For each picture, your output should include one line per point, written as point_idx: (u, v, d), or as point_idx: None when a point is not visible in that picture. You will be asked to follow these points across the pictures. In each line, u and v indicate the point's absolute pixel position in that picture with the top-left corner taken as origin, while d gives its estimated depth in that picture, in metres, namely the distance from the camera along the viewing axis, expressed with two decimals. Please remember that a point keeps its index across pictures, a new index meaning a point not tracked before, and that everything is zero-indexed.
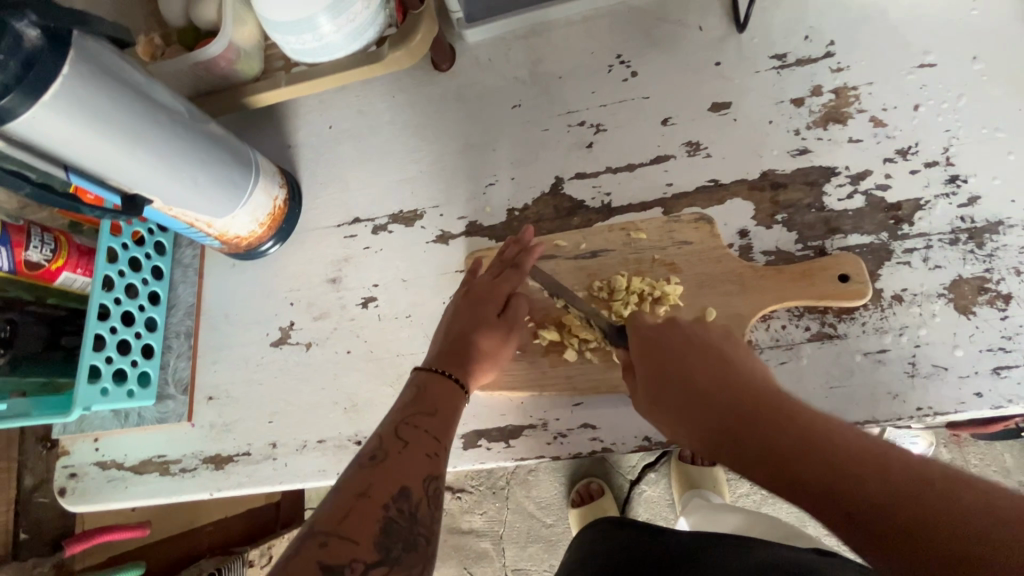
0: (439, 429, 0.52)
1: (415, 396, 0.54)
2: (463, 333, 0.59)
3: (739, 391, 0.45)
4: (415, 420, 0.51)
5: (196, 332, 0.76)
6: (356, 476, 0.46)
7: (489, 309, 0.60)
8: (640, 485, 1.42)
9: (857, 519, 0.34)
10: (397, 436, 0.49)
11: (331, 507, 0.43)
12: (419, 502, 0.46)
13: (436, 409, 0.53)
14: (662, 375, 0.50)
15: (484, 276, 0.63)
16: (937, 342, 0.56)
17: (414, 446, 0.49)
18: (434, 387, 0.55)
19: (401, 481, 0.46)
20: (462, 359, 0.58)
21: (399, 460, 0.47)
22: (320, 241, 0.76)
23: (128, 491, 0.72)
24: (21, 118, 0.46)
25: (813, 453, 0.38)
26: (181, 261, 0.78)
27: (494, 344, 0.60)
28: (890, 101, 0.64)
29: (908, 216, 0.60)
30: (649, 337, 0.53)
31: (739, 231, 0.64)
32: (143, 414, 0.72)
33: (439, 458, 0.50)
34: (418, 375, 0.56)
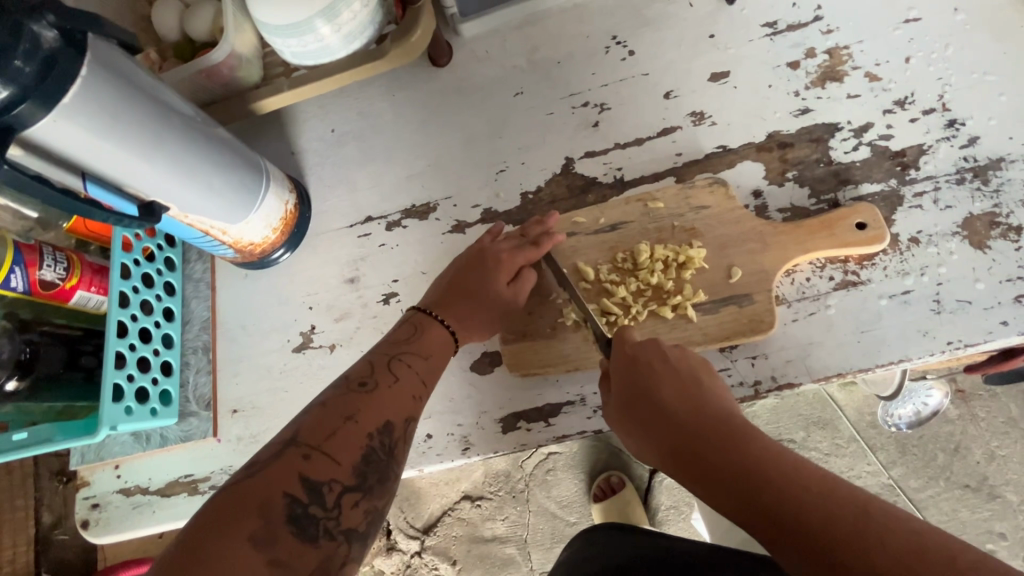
0: (427, 375, 0.53)
1: (412, 334, 0.56)
2: (468, 292, 0.61)
3: (708, 415, 0.47)
4: (407, 359, 0.53)
5: (214, 345, 0.74)
6: (343, 398, 0.46)
7: (499, 275, 0.61)
8: (660, 473, 1.41)
9: (808, 553, 0.36)
10: (389, 370, 0.51)
11: (315, 422, 0.44)
12: (398, 439, 0.47)
13: (429, 356, 0.55)
14: (635, 395, 0.51)
15: (501, 245, 0.63)
16: (958, 278, 0.58)
17: (403, 385, 0.50)
18: (430, 332, 0.57)
19: (387, 416, 0.47)
20: (461, 314, 0.60)
21: (386, 395, 0.48)
22: (335, 243, 0.76)
23: (156, 515, 0.69)
24: (39, 123, 0.45)
25: (773, 488, 0.40)
26: (192, 276, 0.76)
27: (494, 311, 0.61)
28: (882, 56, 0.67)
29: (913, 161, 0.62)
30: (623, 357, 0.53)
31: (753, 192, 0.65)
32: (166, 434, 0.70)
33: (421, 403, 0.51)
34: (416, 315, 0.59)
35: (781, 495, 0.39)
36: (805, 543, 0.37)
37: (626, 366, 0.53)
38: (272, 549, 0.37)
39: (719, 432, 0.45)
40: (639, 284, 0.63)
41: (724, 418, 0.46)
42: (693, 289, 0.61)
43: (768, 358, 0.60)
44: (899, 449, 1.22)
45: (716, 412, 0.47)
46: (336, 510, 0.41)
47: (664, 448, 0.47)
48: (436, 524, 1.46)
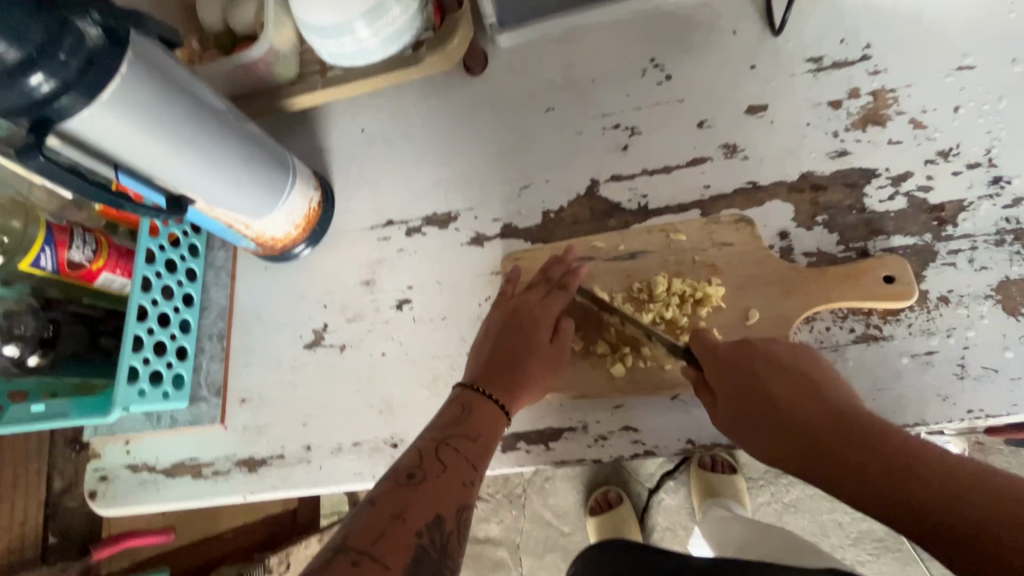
0: (478, 457, 0.50)
1: (461, 415, 0.53)
2: (511, 357, 0.58)
3: (825, 413, 0.46)
4: (456, 443, 0.50)
5: (229, 334, 0.76)
6: (390, 494, 0.44)
7: (538, 331, 0.60)
8: (659, 493, 1.40)
9: (953, 545, 0.36)
10: (437, 457, 0.48)
11: (364, 525, 0.42)
12: (451, 532, 0.44)
13: (479, 436, 0.52)
14: (743, 397, 0.51)
15: (532, 295, 0.62)
16: (986, 344, 0.56)
17: (452, 471, 0.48)
18: (479, 408, 0.54)
19: (436, 509, 0.44)
20: (509, 383, 0.57)
21: (435, 485, 0.46)
22: (354, 244, 0.76)
23: (160, 494, 0.71)
24: (79, 115, 0.46)
25: (911, 478, 0.39)
26: (214, 264, 0.78)
27: (541, 374, 0.59)
28: (929, 103, 0.64)
29: (951, 217, 0.60)
30: (720, 362, 0.53)
31: (779, 233, 0.64)
32: (176, 416, 0.72)
33: (473, 488, 0.48)
34: (463, 393, 0.55)
35: (918, 486, 0.38)
36: (949, 533, 0.36)
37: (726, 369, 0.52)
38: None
39: (841, 428, 0.44)
40: (653, 316, 0.62)
41: (842, 413, 0.45)
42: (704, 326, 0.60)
43: None
44: None
45: (832, 408, 0.46)
46: None
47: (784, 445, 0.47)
48: None
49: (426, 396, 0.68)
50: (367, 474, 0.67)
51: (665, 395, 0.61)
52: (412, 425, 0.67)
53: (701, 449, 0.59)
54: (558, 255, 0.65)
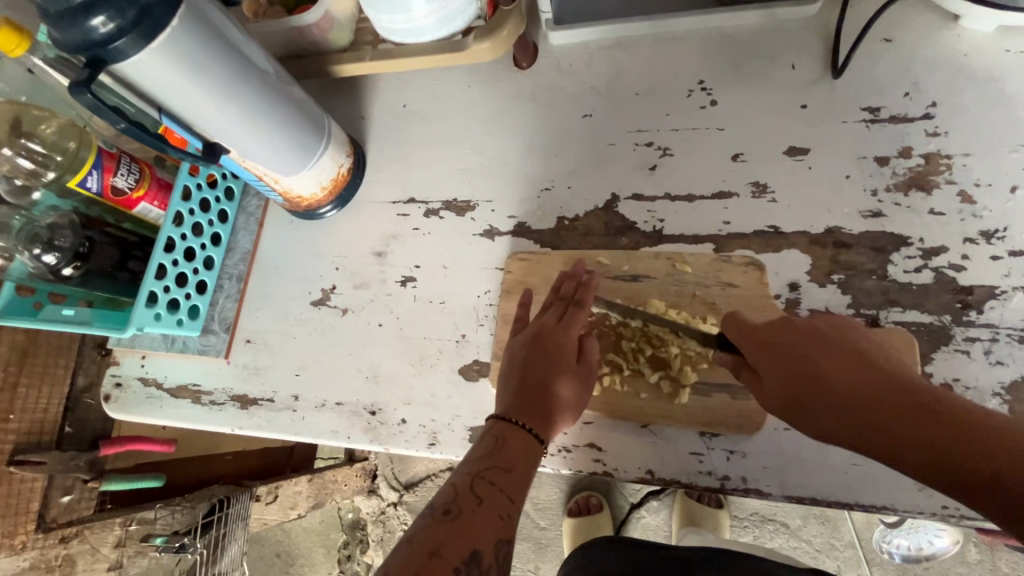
0: (515, 489, 0.52)
1: (494, 447, 0.54)
2: (540, 384, 0.57)
3: (879, 384, 0.43)
4: (490, 475, 0.52)
5: (247, 277, 0.81)
6: (428, 532, 0.47)
7: (565, 355, 0.59)
8: (640, 510, 1.39)
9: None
10: (471, 491, 0.50)
11: (401, 564, 0.44)
12: (488, 567, 0.46)
13: (514, 466, 0.53)
14: (791, 375, 0.47)
15: (549, 317, 0.61)
16: None
17: (487, 505, 0.50)
18: (511, 438, 0.54)
19: (473, 543, 0.47)
20: (543, 412, 0.56)
21: (471, 520, 0.48)
22: (375, 215, 0.79)
23: (162, 410, 0.77)
24: (131, 59, 0.50)
25: (965, 448, 0.38)
26: (245, 209, 0.83)
27: (574, 399, 0.58)
28: (985, 177, 0.60)
29: (978, 302, 0.56)
30: (765, 340, 0.50)
31: (789, 284, 0.62)
32: (188, 343, 0.77)
33: (512, 519, 0.50)
34: (496, 425, 0.55)
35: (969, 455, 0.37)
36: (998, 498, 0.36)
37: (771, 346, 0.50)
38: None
39: (898, 401, 0.41)
40: (639, 340, 0.62)
41: (896, 383, 0.43)
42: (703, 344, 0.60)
43: (745, 457, 0.57)
44: (898, 571, 1.20)
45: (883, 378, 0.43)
46: None
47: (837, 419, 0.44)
48: (417, 484, 1.42)
49: (410, 373, 0.70)
50: (343, 433, 0.70)
51: (637, 422, 0.61)
52: (392, 398, 0.70)
53: (658, 482, 0.59)
54: (569, 271, 0.65)
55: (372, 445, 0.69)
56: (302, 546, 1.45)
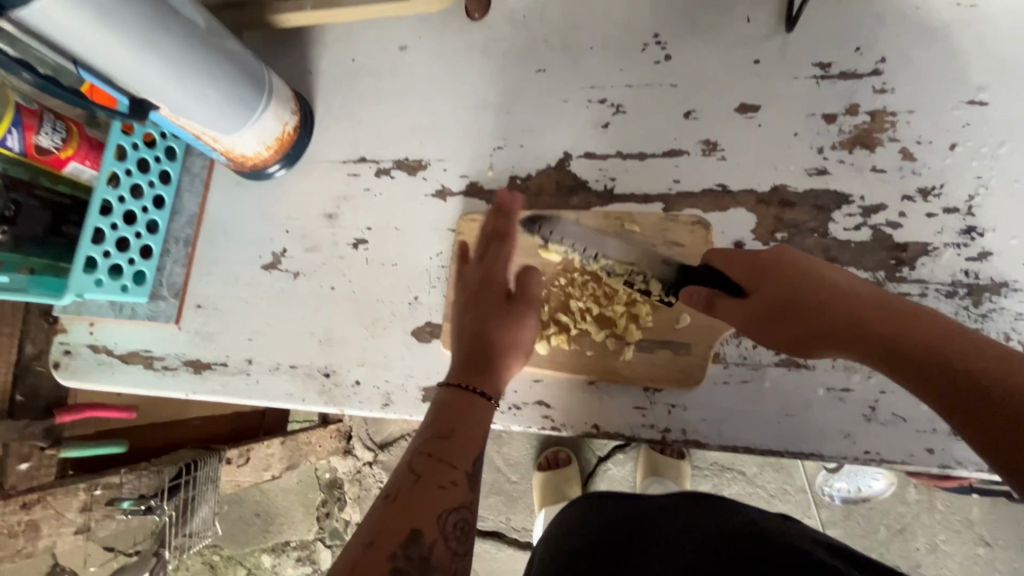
0: (456, 454, 0.51)
1: (437, 411, 0.54)
2: (480, 333, 0.57)
3: (841, 287, 0.45)
4: (431, 448, 0.51)
5: (195, 241, 0.79)
6: (373, 520, 0.46)
7: (499, 305, 0.59)
8: (607, 463, 1.44)
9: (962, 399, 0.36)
10: (410, 470, 0.49)
11: (344, 557, 0.44)
12: (433, 542, 0.45)
13: (454, 431, 0.52)
14: (763, 281, 0.49)
15: (477, 266, 0.62)
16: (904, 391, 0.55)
17: (427, 479, 0.49)
18: (455, 398, 0.54)
19: (414, 523, 0.46)
20: (485, 360, 0.56)
21: (410, 500, 0.47)
22: (325, 175, 0.77)
23: (114, 376, 0.76)
24: (32, 5, 0.46)
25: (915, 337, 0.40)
26: (190, 169, 0.80)
27: (515, 348, 0.58)
28: (927, 135, 0.60)
29: (911, 259, 0.58)
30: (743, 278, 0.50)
31: (734, 242, 0.62)
32: (136, 309, 0.75)
33: (458, 486, 0.49)
34: (445, 392, 0.55)
35: (914, 338, 0.40)
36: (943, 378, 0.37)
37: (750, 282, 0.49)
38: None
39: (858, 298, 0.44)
40: (587, 299, 0.62)
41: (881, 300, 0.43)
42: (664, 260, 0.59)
43: (686, 411, 0.59)
44: (843, 512, 1.28)
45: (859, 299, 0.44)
46: None
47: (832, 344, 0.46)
48: (394, 442, 1.43)
49: (363, 335, 0.70)
50: (297, 396, 0.70)
51: (585, 380, 0.62)
52: (345, 360, 0.70)
53: (604, 435, 0.61)
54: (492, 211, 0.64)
55: (327, 407, 0.69)
56: (279, 505, 1.46)
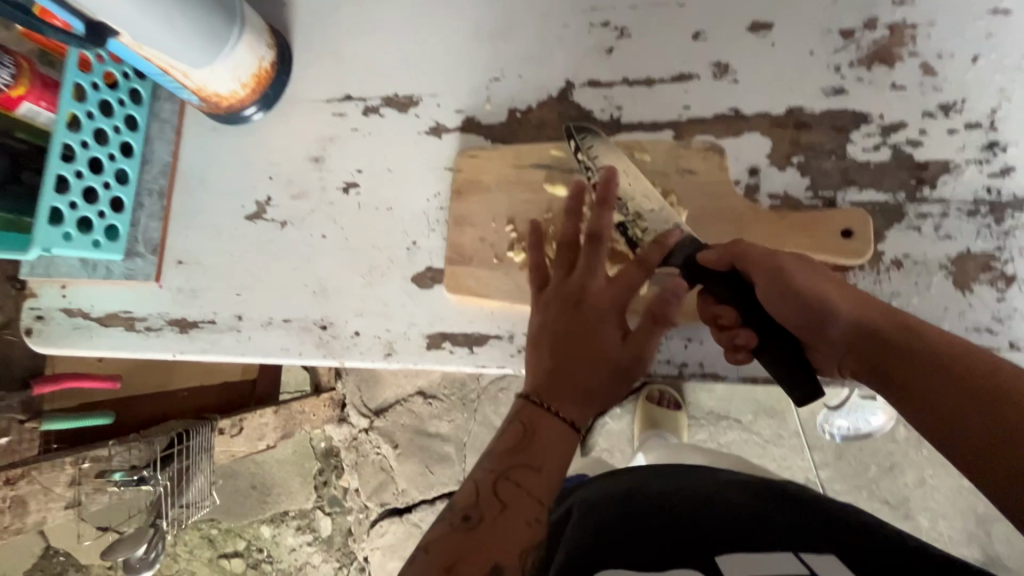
0: (543, 491, 0.47)
1: (522, 438, 0.49)
2: (568, 361, 0.51)
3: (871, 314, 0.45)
4: (517, 476, 0.47)
5: (170, 193, 0.73)
6: (446, 542, 0.44)
7: (602, 321, 0.52)
8: (604, 417, 1.41)
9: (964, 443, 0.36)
10: (495, 494, 0.46)
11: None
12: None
13: (543, 465, 0.48)
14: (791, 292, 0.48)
15: (602, 279, 0.53)
16: (925, 313, 0.54)
17: (512, 510, 0.46)
18: (541, 433, 0.49)
19: (494, 556, 0.44)
20: (574, 396, 0.50)
21: (493, 528, 0.45)
22: (307, 116, 0.72)
23: (93, 340, 0.71)
24: None
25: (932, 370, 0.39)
26: (159, 115, 0.73)
27: (616, 372, 0.51)
28: (948, 48, 0.58)
29: (931, 178, 0.56)
30: (760, 255, 0.50)
31: (749, 168, 0.59)
32: (111, 268, 0.70)
33: (539, 524, 0.46)
34: (525, 409, 0.50)
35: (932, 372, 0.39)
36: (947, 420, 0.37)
37: (769, 259, 0.50)
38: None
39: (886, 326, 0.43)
40: None
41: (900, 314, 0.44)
42: (676, 220, 0.55)
43: (702, 344, 0.58)
44: (838, 452, 1.31)
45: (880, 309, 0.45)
46: None
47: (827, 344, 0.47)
48: (387, 409, 1.38)
49: (360, 284, 0.66)
50: (293, 350, 0.67)
51: None
52: (342, 311, 0.66)
53: None
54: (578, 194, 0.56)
55: (326, 360, 0.66)
56: (276, 476, 1.43)
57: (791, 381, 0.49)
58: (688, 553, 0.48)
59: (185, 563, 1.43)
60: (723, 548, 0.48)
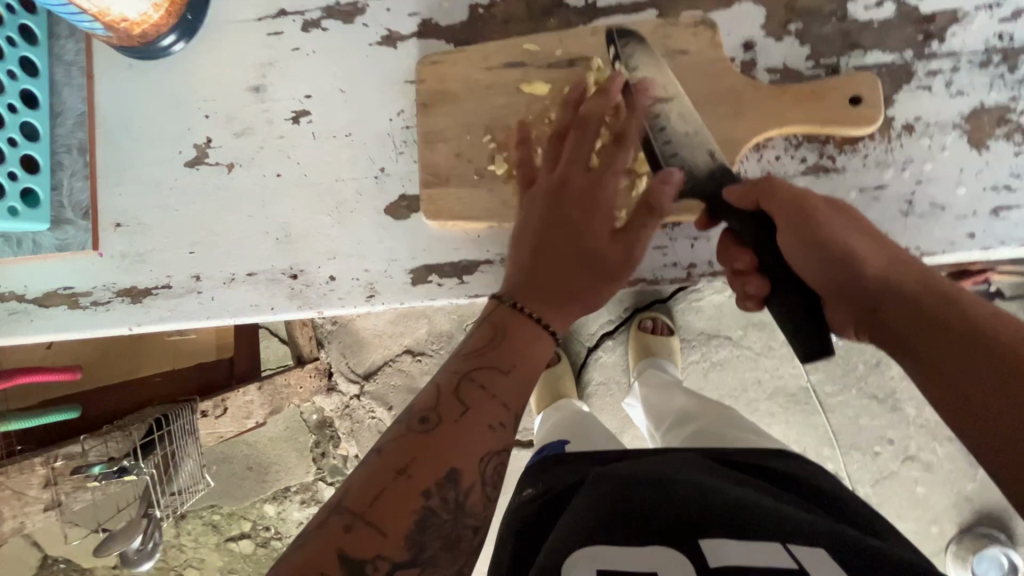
0: (512, 393, 0.42)
1: (491, 340, 0.44)
2: (553, 259, 0.47)
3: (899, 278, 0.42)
4: (483, 376, 0.42)
5: (92, 147, 0.63)
6: (398, 442, 0.38)
7: (592, 220, 0.47)
8: (596, 351, 1.17)
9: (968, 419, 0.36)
10: (458, 396, 0.41)
11: (363, 480, 0.37)
12: (470, 489, 0.38)
13: (512, 367, 0.43)
14: (818, 238, 0.44)
15: (587, 169, 0.49)
16: (940, 178, 0.50)
17: (475, 413, 0.40)
18: (513, 331, 0.44)
19: (451, 462, 0.38)
20: (559, 297, 0.46)
21: (452, 432, 0.39)
22: (238, 39, 0.62)
23: (33, 326, 0.63)
24: None
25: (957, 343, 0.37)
26: (62, 57, 0.63)
27: (605, 270, 0.47)
28: None
29: (939, 31, 0.51)
30: (785, 197, 0.45)
31: (743, 43, 0.54)
32: (37, 241, 0.60)
33: (505, 428, 0.41)
34: (496, 310, 0.46)
35: (953, 346, 0.37)
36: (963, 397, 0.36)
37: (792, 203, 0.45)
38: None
39: (917, 292, 0.40)
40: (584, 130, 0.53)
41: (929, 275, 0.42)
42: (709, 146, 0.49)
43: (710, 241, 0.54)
44: None
45: (906, 265, 0.42)
46: None
47: (842, 301, 0.44)
48: (377, 372, 1.32)
49: (328, 224, 0.59)
50: (265, 306, 0.60)
51: None
52: (312, 255, 0.59)
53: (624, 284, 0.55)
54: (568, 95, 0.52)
55: (303, 312, 0.60)
56: (272, 453, 1.38)
57: (794, 333, 0.47)
58: (676, 533, 0.43)
59: (192, 551, 1.41)
60: (712, 529, 0.42)
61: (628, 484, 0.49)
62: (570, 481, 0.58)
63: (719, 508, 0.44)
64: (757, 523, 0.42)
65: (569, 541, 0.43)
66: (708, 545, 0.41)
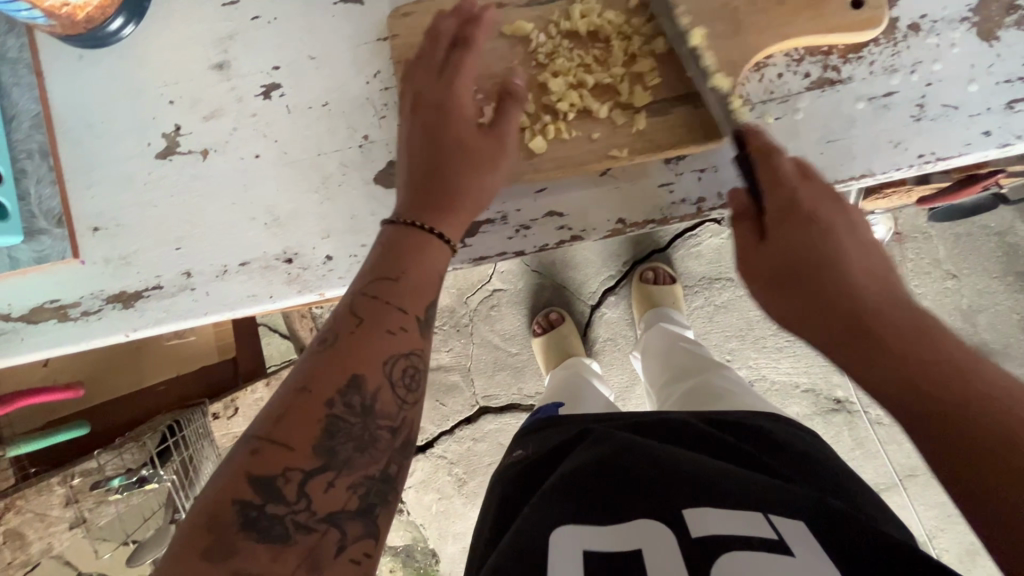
0: (409, 296, 0.40)
1: (384, 254, 0.41)
2: (432, 167, 0.45)
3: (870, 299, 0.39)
4: (376, 288, 0.40)
5: (54, 149, 0.59)
6: (299, 365, 0.37)
7: (456, 120, 0.45)
8: (600, 308, 1.15)
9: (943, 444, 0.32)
10: (351, 311, 0.39)
11: (268, 407, 0.35)
12: (376, 391, 0.36)
13: (404, 273, 0.40)
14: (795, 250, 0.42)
15: (435, 79, 0.47)
16: (950, 77, 0.48)
17: (371, 322, 0.38)
18: (404, 243, 0.42)
19: (351, 369, 0.36)
20: (442, 202, 0.44)
21: (349, 344, 0.37)
22: (194, 14, 0.58)
23: (26, 344, 0.60)
24: None
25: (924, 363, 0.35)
26: (4, 56, 0.58)
27: (479, 164, 0.45)
28: None
29: None
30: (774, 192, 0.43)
31: None
32: (13, 256, 0.56)
33: (408, 331, 0.39)
34: (386, 231, 0.43)
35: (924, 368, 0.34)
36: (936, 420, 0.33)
37: (777, 211, 0.43)
38: (227, 561, 0.31)
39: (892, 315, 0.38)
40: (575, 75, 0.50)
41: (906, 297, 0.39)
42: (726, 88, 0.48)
43: (718, 171, 0.52)
44: None
45: (888, 277, 0.41)
46: (302, 501, 0.33)
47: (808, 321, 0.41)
48: None
49: (316, 202, 0.57)
50: (262, 295, 0.57)
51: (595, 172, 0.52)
52: (305, 236, 0.57)
53: (634, 228, 0.53)
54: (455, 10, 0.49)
55: (304, 296, 0.57)
56: None
57: None
58: (651, 504, 0.42)
59: None
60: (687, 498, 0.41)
61: (606, 457, 0.47)
62: (561, 438, 0.56)
63: (690, 478, 0.43)
64: (729, 493, 0.41)
65: (533, 526, 0.42)
66: (692, 515, 0.40)
